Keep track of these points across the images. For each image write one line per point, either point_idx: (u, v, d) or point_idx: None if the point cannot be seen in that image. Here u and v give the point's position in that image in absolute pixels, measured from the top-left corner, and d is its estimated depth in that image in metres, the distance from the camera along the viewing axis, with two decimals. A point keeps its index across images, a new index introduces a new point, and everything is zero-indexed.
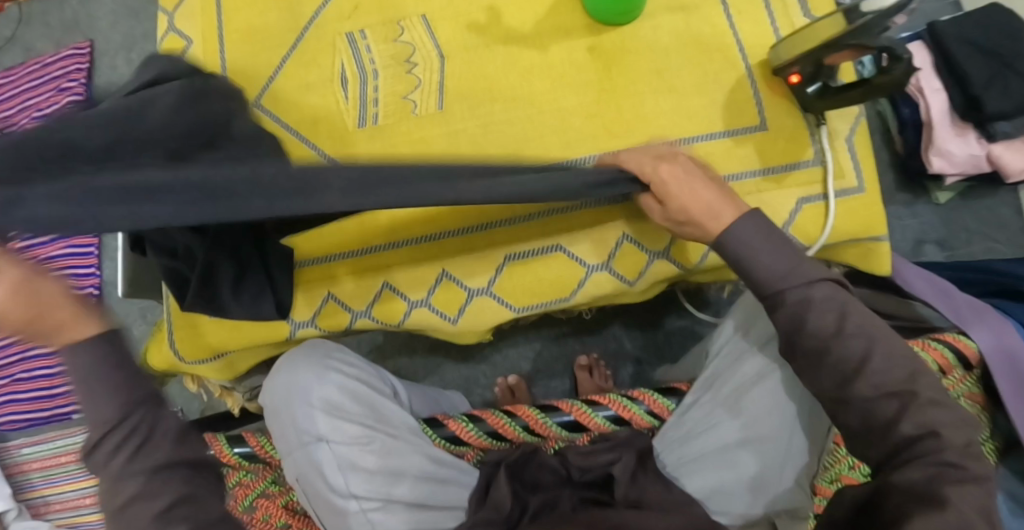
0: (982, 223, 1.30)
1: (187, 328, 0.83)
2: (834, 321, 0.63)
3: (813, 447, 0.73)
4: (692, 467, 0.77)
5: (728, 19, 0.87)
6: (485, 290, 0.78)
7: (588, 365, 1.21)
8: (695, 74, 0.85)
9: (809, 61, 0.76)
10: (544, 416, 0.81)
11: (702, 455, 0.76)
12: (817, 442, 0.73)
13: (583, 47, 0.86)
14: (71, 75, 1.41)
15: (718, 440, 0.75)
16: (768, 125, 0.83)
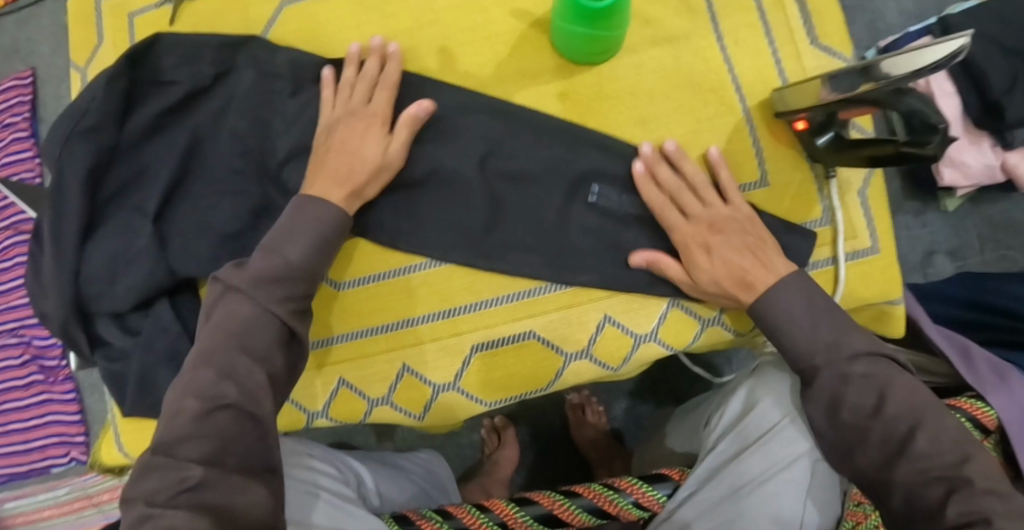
0: (995, 231, 1.18)
1: (136, 430, 0.80)
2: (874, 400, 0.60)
3: None
4: None
5: (723, 50, 0.74)
6: (451, 386, 0.71)
7: (580, 403, 1.12)
8: (685, 122, 0.73)
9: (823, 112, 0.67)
10: (520, 509, 0.73)
11: None
12: None
13: (552, 94, 0.73)
14: (13, 109, 1.31)
15: None
16: (769, 180, 0.73)
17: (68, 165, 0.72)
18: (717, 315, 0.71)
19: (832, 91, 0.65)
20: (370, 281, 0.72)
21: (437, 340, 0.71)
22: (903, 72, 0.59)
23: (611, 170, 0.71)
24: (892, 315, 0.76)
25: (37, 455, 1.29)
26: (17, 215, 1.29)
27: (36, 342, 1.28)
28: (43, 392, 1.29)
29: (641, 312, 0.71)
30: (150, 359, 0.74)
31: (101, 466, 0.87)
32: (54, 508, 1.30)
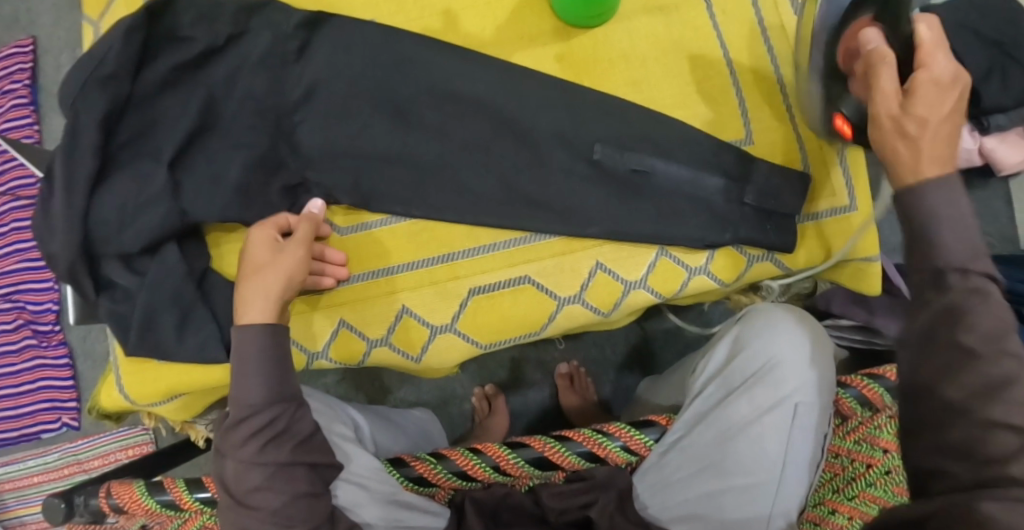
0: (972, 216, 1.22)
1: (135, 373, 0.82)
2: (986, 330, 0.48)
3: (804, 491, 0.69)
4: (679, 512, 0.73)
5: (711, 19, 0.77)
6: (449, 327, 0.74)
7: (569, 373, 1.15)
8: (676, 84, 0.76)
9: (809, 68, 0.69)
10: (514, 454, 0.73)
11: (687, 501, 0.73)
12: (807, 485, 0.70)
13: (550, 54, 0.77)
14: (14, 76, 1.32)
15: (704, 486, 0.72)
16: (755, 139, 0.76)
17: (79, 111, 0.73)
18: (703, 264, 0.75)
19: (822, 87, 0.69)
20: (371, 226, 0.76)
21: (435, 283, 0.74)
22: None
23: (609, 128, 0.74)
24: (868, 272, 0.78)
25: (28, 420, 1.30)
26: (13, 182, 1.30)
27: (29, 307, 1.30)
28: (35, 357, 1.30)
29: (631, 261, 0.74)
30: (157, 301, 0.76)
31: (98, 412, 0.89)
32: (42, 475, 1.30)
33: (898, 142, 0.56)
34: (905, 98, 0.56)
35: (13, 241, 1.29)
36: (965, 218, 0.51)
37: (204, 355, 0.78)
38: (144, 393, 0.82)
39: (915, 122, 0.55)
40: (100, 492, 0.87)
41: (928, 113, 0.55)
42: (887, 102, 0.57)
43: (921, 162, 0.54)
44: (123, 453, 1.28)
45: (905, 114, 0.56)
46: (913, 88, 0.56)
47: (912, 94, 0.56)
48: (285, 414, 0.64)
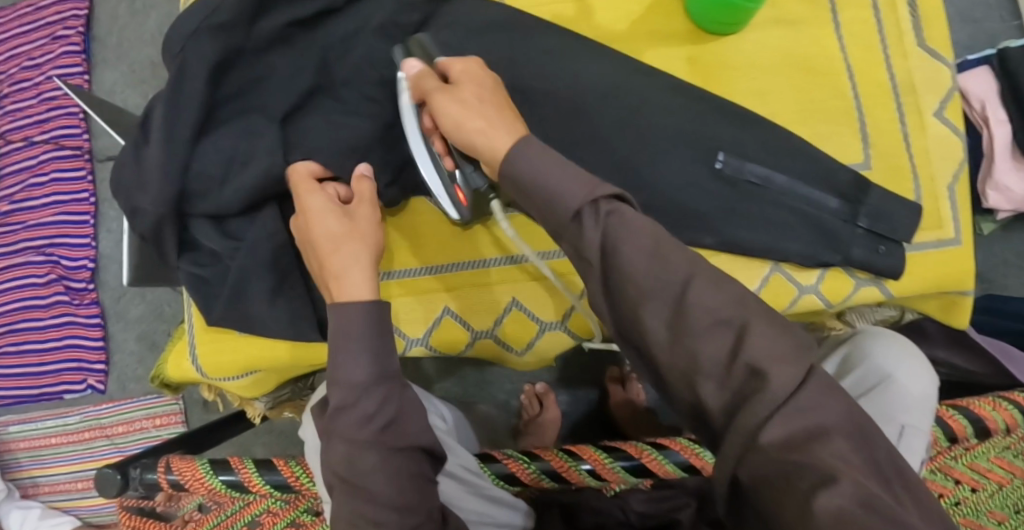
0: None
1: (215, 343, 0.81)
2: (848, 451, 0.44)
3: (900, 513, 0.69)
4: None
5: (839, 40, 0.77)
6: (558, 325, 0.76)
7: (620, 377, 1.14)
8: (800, 102, 0.76)
9: None
10: (610, 459, 0.74)
11: None
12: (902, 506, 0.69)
13: (680, 57, 0.76)
14: (67, 22, 1.27)
15: None
16: (873, 163, 0.76)
17: (191, 58, 0.72)
18: (814, 283, 0.74)
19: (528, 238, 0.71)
20: (482, 214, 0.77)
21: (548, 280, 0.76)
22: None
23: (732, 135, 0.74)
24: (960, 305, 0.80)
25: (51, 379, 1.25)
26: (57, 130, 1.25)
27: (63, 262, 1.25)
28: (65, 314, 1.25)
29: (744, 274, 0.74)
30: (250, 266, 0.75)
31: (161, 380, 0.88)
32: (60, 437, 1.26)
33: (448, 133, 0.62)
34: (467, 85, 0.62)
35: (53, 192, 1.25)
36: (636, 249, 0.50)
37: (293, 327, 0.76)
38: (222, 365, 0.80)
39: (455, 90, 0.62)
40: (159, 464, 0.85)
41: (468, 91, 0.62)
42: (432, 88, 0.62)
43: (510, 141, 0.58)
44: (150, 423, 1.23)
45: (449, 95, 0.62)
46: (456, 80, 0.63)
47: (449, 83, 0.63)
48: (394, 395, 0.61)
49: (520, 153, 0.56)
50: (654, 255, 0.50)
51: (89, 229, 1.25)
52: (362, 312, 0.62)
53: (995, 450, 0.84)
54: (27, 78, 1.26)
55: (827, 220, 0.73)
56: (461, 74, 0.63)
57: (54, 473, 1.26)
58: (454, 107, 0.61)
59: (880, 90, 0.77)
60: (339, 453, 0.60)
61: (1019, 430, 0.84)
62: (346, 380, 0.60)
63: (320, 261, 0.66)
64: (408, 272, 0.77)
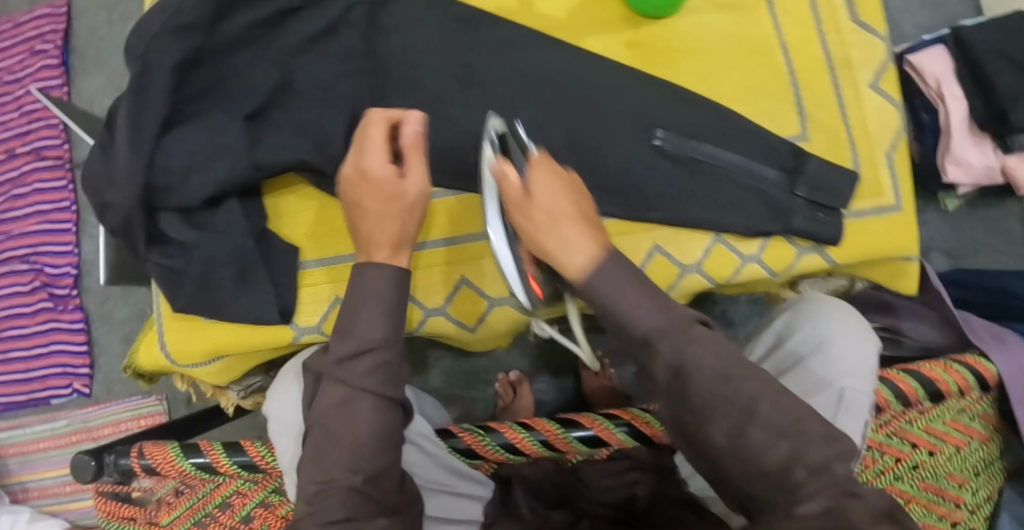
0: (990, 233, 1.25)
1: (183, 331, 0.82)
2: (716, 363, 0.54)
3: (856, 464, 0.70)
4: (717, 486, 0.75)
5: (773, 18, 0.79)
6: (508, 300, 0.75)
7: (592, 363, 1.16)
8: (738, 79, 0.78)
9: None
10: (564, 430, 0.76)
11: None
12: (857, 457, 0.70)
13: (621, 40, 0.78)
14: (46, 37, 1.31)
15: None
16: (809, 136, 0.78)
17: (154, 63, 0.73)
18: (756, 252, 0.76)
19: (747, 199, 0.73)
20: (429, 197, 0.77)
21: (496, 255, 0.75)
22: None
23: (678, 112, 0.76)
24: (906, 270, 0.81)
25: (38, 384, 1.27)
26: (38, 142, 1.29)
27: (47, 269, 1.28)
28: (51, 320, 1.28)
29: (688, 244, 0.75)
30: (216, 254, 0.76)
31: (133, 370, 0.90)
32: (50, 441, 1.29)
33: (540, 224, 0.58)
34: (525, 204, 0.59)
35: (35, 202, 1.28)
36: (623, 289, 0.56)
37: (255, 315, 0.77)
38: (188, 353, 0.82)
39: (544, 223, 0.58)
40: (132, 451, 0.86)
41: (551, 206, 0.58)
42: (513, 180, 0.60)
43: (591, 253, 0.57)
44: (135, 423, 1.26)
45: (523, 212, 0.59)
46: (533, 191, 0.59)
47: (533, 199, 0.58)
48: (394, 362, 0.64)
49: (602, 274, 0.57)
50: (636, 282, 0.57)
51: (72, 236, 1.29)
52: (388, 279, 0.65)
53: (950, 413, 0.85)
54: (8, 93, 1.30)
55: (769, 190, 0.75)
56: (529, 190, 0.59)
57: (43, 477, 1.29)
58: (549, 204, 0.58)
59: (817, 66, 0.79)
60: (330, 397, 0.62)
61: (973, 393, 0.85)
62: (357, 333, 0.63)
63: (364, 224, 0.66)
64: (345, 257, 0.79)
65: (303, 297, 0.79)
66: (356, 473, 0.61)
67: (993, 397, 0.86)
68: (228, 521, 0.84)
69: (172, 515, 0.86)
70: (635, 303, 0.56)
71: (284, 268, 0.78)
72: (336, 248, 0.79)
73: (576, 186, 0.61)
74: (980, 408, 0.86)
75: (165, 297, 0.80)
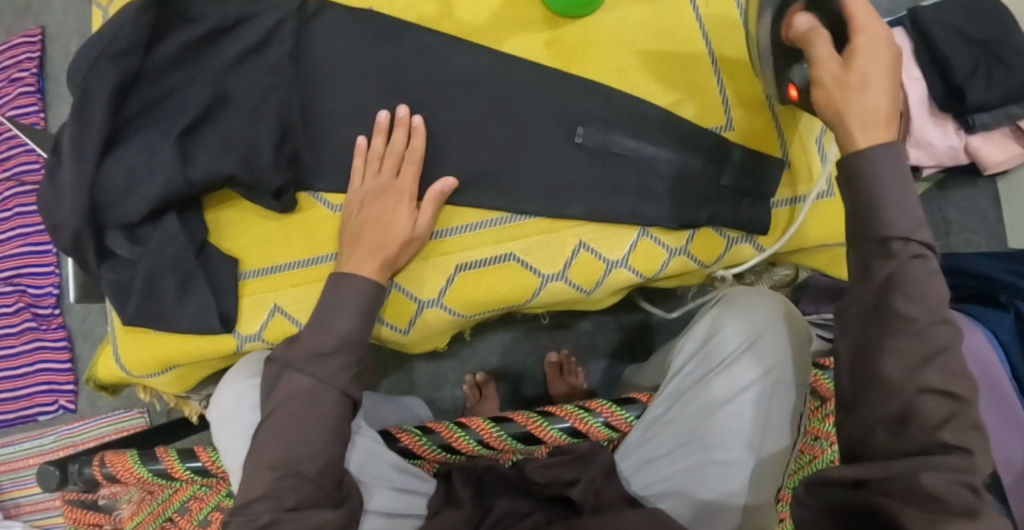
0: (959, 214, 1.24)
1: (134, 344, 0.83)
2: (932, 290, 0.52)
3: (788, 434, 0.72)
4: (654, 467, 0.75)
5: (694, 10, 0.80)
6: (436, 302, 0.75)
7: (558, 361, 1.16)
8: (660, 73, 0.79)
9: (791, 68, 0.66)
10: (498, 428, 0.76)
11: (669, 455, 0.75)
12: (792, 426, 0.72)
13: (539, 41, 0.79)
14: (22, 64, 1.35)
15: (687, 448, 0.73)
16: (735, 126, 0.79)
17: (93, 86, 0.73)
18: (684, 244, 0.76)
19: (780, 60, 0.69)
20: None
21: (426, 258, 0.76)
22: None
23: (596, 108, 0.77)
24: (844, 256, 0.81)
25: (26, 402, 1.31)
26: (18, 167, 1.33)
27: (30, 290, 1.32)
28: (35, 339, 1.31)
29: (614, 240, 0.75)
30: (158, 267, 0.77)
31: (94, 382, 0.91)
32: (39, 456, 1.32)
33: (867, 95, 0.56)
34: (845, 60, 0.57)
35: (16, 226, 1.32)
36: (898, 184, 0.54)
37: (199, 325, 0.78)
38: (141, 364, 0.84)
39: (860, 84, 0.56)
40: (94, 461, 0.88)
41: (866, 100, 0.56)
42: (881, 77, 0.56)
43: (875, 139, 0.56)
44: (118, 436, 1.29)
45: (847, 92, 0.57)
46: (852, 49, 0.57)
47: (849, 65, 0.56)
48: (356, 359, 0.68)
49: (878, 153, 0.55)
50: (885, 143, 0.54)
51: (53, 257, 1.32)
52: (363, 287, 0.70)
53: None
54: None
55: (695, 180, 0.76)
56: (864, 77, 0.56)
57: (34, 492, 1.32)
58: (872, 95, 0.56)
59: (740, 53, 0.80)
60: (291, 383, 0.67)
61: None
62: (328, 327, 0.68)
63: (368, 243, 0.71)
64: (278, 266, 0.79)
65: (245, 307, 0.80)
66: (313, 461, 0.65)
67: None
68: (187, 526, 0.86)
69: (137, 519, 0.88)
70: (907, 203, 0.54)
71: (226, 277, 0.79)
72: (269, 257, 0.79)
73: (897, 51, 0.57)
74: None
75: (114, 310, 0.81)
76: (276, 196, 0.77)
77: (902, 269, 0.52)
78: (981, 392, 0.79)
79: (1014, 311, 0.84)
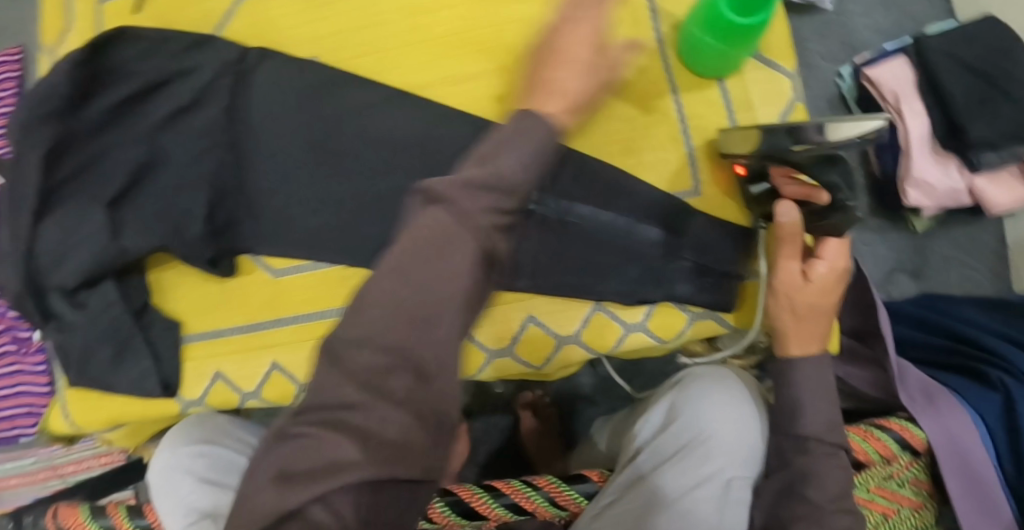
0: (962, 253, 1.17)
1: (80, 404, 0.81)
2: (834, 490, 0.63)
3: None
4: None
5: (665, 60, 0.78)
6: None
7: (531, 402, 1.13)
8: (625, 128, 0.76)
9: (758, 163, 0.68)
10: (442, 504, 0.73)
11: None
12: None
13: (490, 94, 0.75)
14: None
15: None
16: (702, 189, 0.74)
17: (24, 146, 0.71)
18: (641, 320, 0.72)
19: (765, 143, 0.66)
20: (301, 271, 0.76)
21: None
22: (831, 139, 0.61)
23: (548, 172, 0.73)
24: None
25: (6, 424, 1.32)
26: None
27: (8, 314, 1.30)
28: (14, 362, 1.31)
29: (564, 315, 0.72)
30: (95, 332, 0.74)
31: (48, 435, 0.89)
32: (19, 477, 1.33)
33: (813, 299, 0.67)
34: (809, 282, 0.67)
35: None
36: (812, 384, 0.66)
37: (138, 392, 0.76)
38: (88, 423, 0.81)
39: (805, 313, 0.67)
40: (47, 512, 0.87)
41: (812, 298, 0.67)
42: (822, 267, 0.67)
43: (805, 353, 0.67)
44: (95, 461, 1.29)
45: (796, 252, 0.67)
46: (822, 253, 0.68)
47: (810, 284, 0.67)
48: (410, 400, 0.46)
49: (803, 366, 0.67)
50: (826, 397, 0.66)
51: None
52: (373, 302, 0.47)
53: (875, 479, 0.77)
54: None
55: (650, 252, 0.72)
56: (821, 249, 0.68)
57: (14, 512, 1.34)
58: (823, 275, 0.67)
59: (711, 108, 0.77)
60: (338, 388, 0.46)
61: (898, 460, 0.77)
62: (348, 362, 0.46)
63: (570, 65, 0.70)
64: (223, 330, 0.77)
65: (187, 373, 0.77)
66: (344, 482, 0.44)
67: (924, 462, 0.78)
68: None
69: None
70: (819, 410, 0.66)
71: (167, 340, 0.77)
72: (215, 322, 0.77)
73: (847, 282, 0.69)
74: (910, 473, 0.78)
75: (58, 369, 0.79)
76: (212, 264, 0.76)
77: (814, 462, 0.64)
78: (959, 478, 0.76)
79: (1004, 392, 0.79)
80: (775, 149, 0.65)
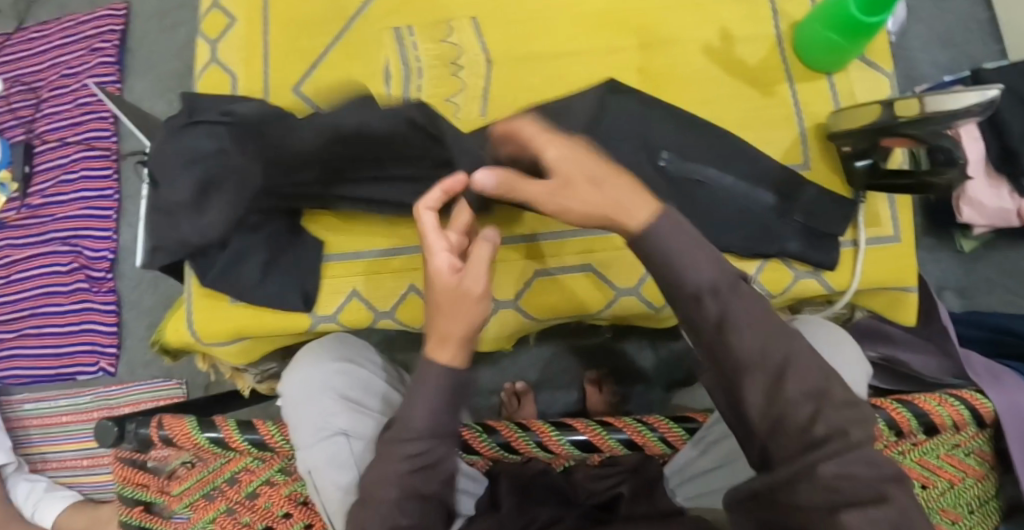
0: (1004, 275, 1.25)
1: (211, 311, 0.83)
2: (807, 410, 0.52)
3: None
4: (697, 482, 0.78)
5: (781, 52, 0.84)
6: (511, 304, 0.79)
7: (596, 379, 1.19)
8: (744, 108, 0.83)
9: (865, 139, 0.75)
10: (558, 433, 0.79)
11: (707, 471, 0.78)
12: None
13: (631, 69, 0.84)
14: (104, 35, 1.40)
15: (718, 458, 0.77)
16: (810, 165, 0.82)
17: None
18: (753, 274, 0.80)
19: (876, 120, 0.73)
20: None
21: (503, 258, 0.79)
22: (934, 112, 0.67)
23: (675, 136, 0.80)
24: (903, 300, 0.83)
25: (67, 360, 1.34)
26: (89, 132, 1.37)
27: (86, 252, 1.35)
28: (84, 300, 1.34)
29: None
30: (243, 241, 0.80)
31: (161, 344, 0.93)
32: (72, 414, 1.35)
33: (606, 207, 0.56)
34: (555, 181, 0.57)
35: (81, 188, 1.36)
36: (746, 310, 0.55)
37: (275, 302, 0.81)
38: (213, 331, 0.84)
39: (565, 208, 0.57)
40: (151, 423, 0.87)
41: (584, 188, 0.56)
42: (554, 156, 0.56)
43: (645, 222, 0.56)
44: (153, 404, 1.31)
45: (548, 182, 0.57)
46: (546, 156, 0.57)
47: (655, 232, 0.56)
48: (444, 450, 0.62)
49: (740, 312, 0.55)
50: (768, 340, 0.54)
51: (112, 223, 1.35)
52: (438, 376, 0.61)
53: (944, 447, 0.84)
54: (65, 85, 1.39)
55: (763, 213, 0.79)
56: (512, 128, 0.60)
57: (63, 449, 1.36)
58: (591, 163, 0.56)
59: (820, 97, 0.83)
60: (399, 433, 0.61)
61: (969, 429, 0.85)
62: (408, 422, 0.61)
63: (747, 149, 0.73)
64: (361, 253, 0.84)
65: (322, 289, 0.84)
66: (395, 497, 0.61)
67: (990, 433, 0.86)
68: (233, 497, 0.85)
69: (183, 486, 0.87)
70: (766, 337, 0.54)
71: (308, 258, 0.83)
72: (356, 244, 0.84)
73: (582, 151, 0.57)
74: (975, 444, 0.85)
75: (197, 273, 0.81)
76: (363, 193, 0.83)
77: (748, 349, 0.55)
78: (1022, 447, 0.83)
79: None
80: (886, 120, 0.71)
